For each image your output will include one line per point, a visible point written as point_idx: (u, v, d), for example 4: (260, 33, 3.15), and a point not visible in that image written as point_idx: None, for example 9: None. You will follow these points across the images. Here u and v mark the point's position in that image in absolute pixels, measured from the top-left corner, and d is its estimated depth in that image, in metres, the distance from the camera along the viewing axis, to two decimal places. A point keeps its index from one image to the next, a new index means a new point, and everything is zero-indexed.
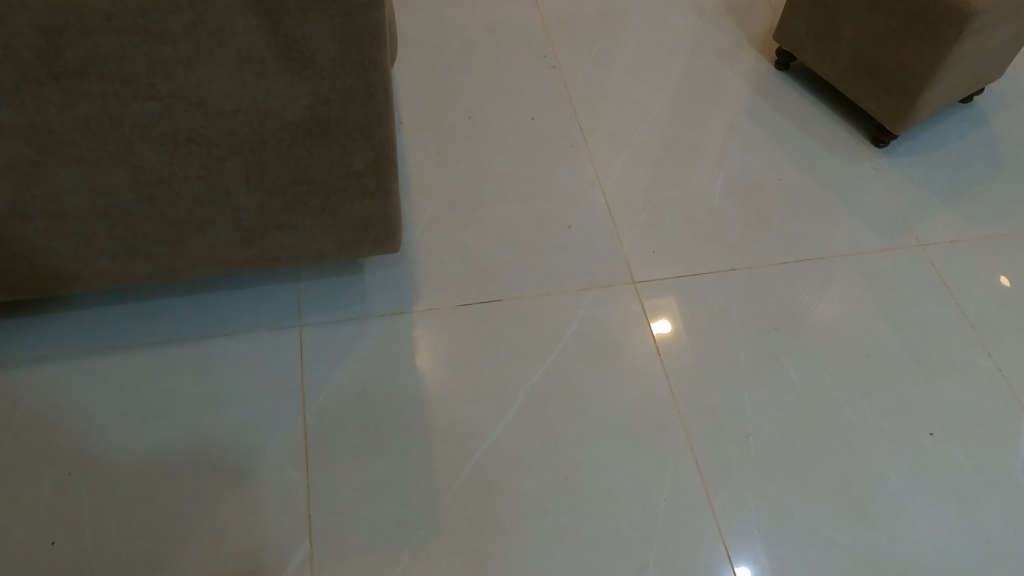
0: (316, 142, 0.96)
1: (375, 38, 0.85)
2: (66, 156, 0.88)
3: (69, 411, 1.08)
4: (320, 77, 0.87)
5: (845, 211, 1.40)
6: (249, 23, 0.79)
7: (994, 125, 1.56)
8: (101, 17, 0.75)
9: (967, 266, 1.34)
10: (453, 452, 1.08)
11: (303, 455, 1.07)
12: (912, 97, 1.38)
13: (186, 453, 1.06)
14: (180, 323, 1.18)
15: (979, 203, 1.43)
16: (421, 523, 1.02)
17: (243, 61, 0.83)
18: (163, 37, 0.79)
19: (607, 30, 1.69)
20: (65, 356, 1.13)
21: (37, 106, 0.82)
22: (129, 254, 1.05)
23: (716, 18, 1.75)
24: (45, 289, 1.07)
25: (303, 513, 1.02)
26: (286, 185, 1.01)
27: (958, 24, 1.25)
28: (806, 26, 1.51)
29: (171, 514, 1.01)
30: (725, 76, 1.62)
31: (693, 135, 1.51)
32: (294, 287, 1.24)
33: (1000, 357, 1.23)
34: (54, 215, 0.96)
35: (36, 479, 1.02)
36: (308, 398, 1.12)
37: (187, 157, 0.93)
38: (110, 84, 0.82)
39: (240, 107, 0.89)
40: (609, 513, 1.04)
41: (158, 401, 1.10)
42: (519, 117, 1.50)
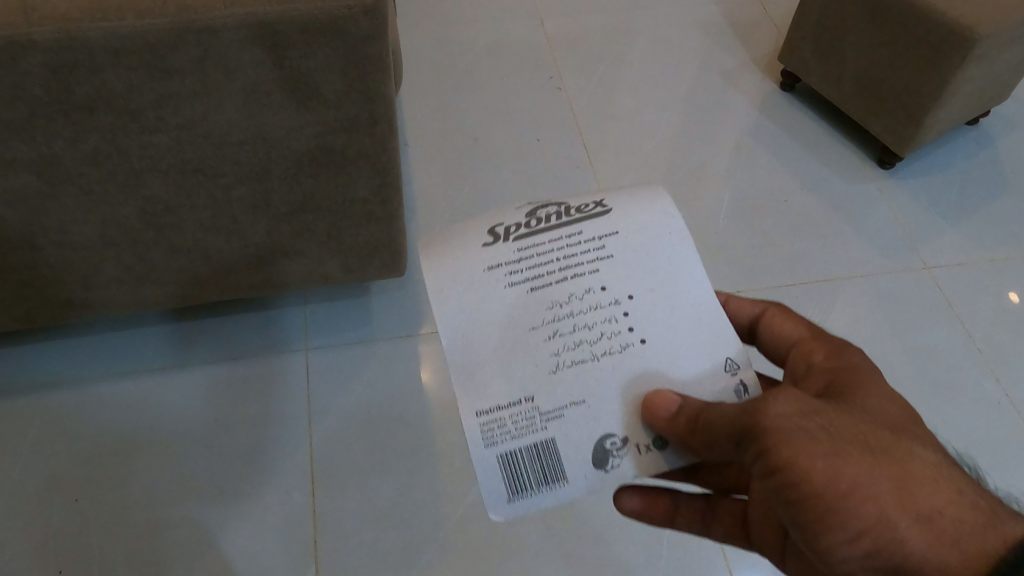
0: (321, 171, 0.97)
1: (378, 69, 0.86)
2: (75, 189, 0.90)
3: (78, 437, 1.09)
4: (325, 107, 0.89)
5: (852, 233, 1.40)
6: (256, 56, 0.81)
7: (998, 146, 1.56)
8: (110, 55, 0.76)
9: (975, 288, 1.33)
10: (458, 476, 1.09)
11: (309, 481, 1.08)
12: (917, 120, 1.38)
13: (193, 477, 1.07)
14: (187, 346, 1.19)
15: (984, 225, 1.43)
16: (426, 547, 1.03)
17: (249, 93, 0.84)
18: (170, 72, 0.80)
19: (612, 51, 1.70)
20: (72, 382, 1.15)
21: (46, 139, 0.83)
22: (138, 282, 1.06)
23: (721, 38, 1.75)
24: (55, 318, 1.08)
25: (309, 539, 1.03)
26: (292, 214, 1.02)
27: (962, 48, 1.25)
28: (810, 47, 1.51)
29: (177, 540, 1.02)
30: (731, 96, 1.63)
31: (699, 155, 1.51)
32: (300, 310, 1.25)
33: (1007, 382, 1.22)
34: (63, 245, 0.97)
35: (45, 506, 1.03)
36: (314, 423, 1.13)
37: (193, 188, 0.94)
38: (119, 118, 0.83)
39: (246, 138, 0.90)
40: (615, 539, 1.06)
41: (165, 425, 1.11)
42: (524, 138, 1.51)
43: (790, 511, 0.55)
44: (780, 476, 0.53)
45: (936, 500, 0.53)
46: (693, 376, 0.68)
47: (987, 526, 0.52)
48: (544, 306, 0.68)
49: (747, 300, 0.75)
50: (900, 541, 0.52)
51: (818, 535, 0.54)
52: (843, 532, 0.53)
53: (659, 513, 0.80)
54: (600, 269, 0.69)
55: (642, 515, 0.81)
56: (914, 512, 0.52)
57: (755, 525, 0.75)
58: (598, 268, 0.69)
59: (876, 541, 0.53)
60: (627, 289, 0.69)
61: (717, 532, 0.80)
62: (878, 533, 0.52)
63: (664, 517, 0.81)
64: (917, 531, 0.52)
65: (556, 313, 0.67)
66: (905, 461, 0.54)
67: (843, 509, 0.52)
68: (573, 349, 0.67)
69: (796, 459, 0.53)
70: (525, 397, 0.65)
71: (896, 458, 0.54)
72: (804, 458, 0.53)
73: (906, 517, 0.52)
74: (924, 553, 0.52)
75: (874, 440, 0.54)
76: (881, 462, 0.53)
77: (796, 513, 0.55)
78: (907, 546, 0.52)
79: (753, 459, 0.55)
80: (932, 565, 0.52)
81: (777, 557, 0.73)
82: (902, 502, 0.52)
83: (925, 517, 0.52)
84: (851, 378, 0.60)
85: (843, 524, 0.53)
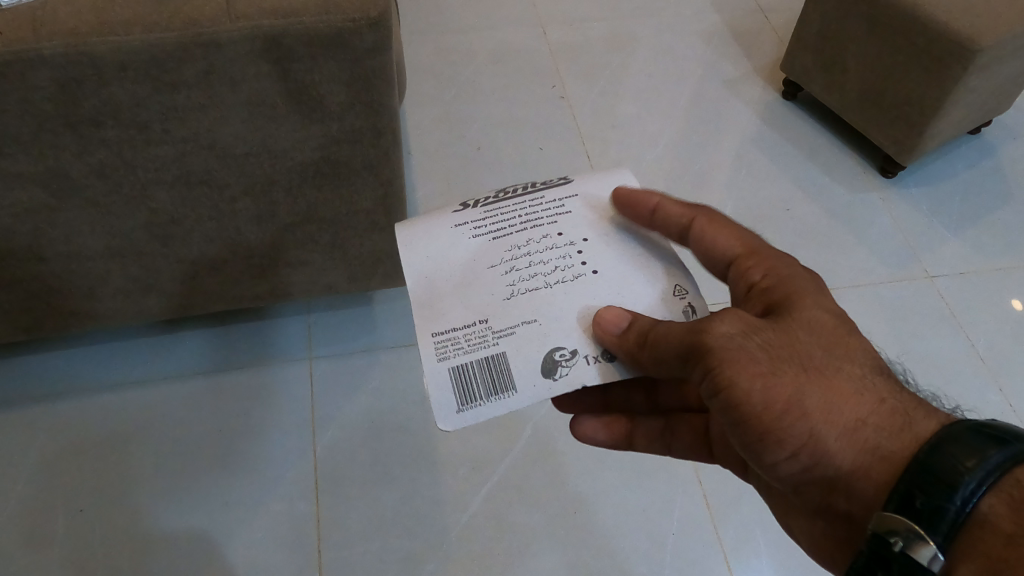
0: (325, 182, 0.98)
1: (381, 81, 0.87)
2: (82, 201, 0.90)
3: (83, 446, 1.10)
4: (329, 119, 0.89)
5: (855, 242, 1.40)
6: (261, 69, 0.81)
7: (1000, 156, 1.56)
8: (117, 69, 0.77)
9: (977, 298, 1.34)
10: (461, 485, 1.09)
11: (313, 491, 1.08)
12: (918, 129, 1.38)
13: (198, 487, 1.07)
14: (192, 355, 1.20)
15: (986, 235, 1.43)
16: (429, 558, 1.03)
17: (254, 106, 0.85)
18: (176, 85, 0.80)
19: (614, 60, 1.70)
20: (77, 393, 1.15)
21: (54, 153, 0.83)
22: (143, 293, 1.07)
23: (723, 47, 1.76)
24: (61, 328, 1.09)
25: (313, 550, 1.03)
26: (296, 224, 1.03)
27: (962, 59, 1.26)
28: (811, 57, 1.52)
29: (182, 550, 1.03)
30: (733, 105, 1.63)
31: (702, 164, 1.51)
32: (304, 319, 1.25)
33: (1011, 392, 1.22)
34: (69, 256, 0.97)
35: (49, 516, 1.04)
36: (318, 433, 1.13)
37: (199, 200, 0.94)
38: (125, 131, 0.83)
39: (251, 150, 0.90)
40: (618, 549, 1.06)
41: (169, 435, 1.11)
42: (528, 148, 1.51)
43: (734, 431, 0.57)
44: (724, 399, 0.55)
45: (864, 410, 0.54)
46: (644, 310, 0.63)
47: (909, 426, 0.53)
48: (503, 247, 0.65)
49: (675, 205, 0.65)
50: (832, 455, 0.55)
51: (762, 451, 0.57)
52: (783, 448, 0.56)
53: (614, 436, 0.77)
54: (560, 221, 0.67)
55: (600, 442, 0.78)
56: (845, 423, 0.54)
57: (718, 445, 0.72)
58: (557, 220, 0.67)
59: (811, 455, 0.56)
60: (584, 234, 0.66)
61: (675, 449, 0.76)
62: (812, 448, 0.55)
63: (619, 442, 0.78)
64: (846, 443, 0.54)
65: (514, 255, 0.65)
66: (835, 378, 0.55)
67: (780, 426, 0.55)
68: (528, 281, 0.64)
69: (735, 379, 0.54)
70: (480, 320, 0.62)
71: (825, 375, 0.55)
72: (742, 379, 0.54)
73: (832, 431, 0.54)
74: (852, 462, 0.54)
75: (809, 357, 0.56)
76: (812, 379, 0.55)
77: (738, 432, 0.57)
78: (837, 457, 0.55)
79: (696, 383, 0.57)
80: (861, 474, 0.54)
81: (743, 474, 0.71)
82: (832, 415, 0.54)
83: (850, 427, 0.54)
84: (784, 289, 0.60)
85: (781, 441, 0.55)
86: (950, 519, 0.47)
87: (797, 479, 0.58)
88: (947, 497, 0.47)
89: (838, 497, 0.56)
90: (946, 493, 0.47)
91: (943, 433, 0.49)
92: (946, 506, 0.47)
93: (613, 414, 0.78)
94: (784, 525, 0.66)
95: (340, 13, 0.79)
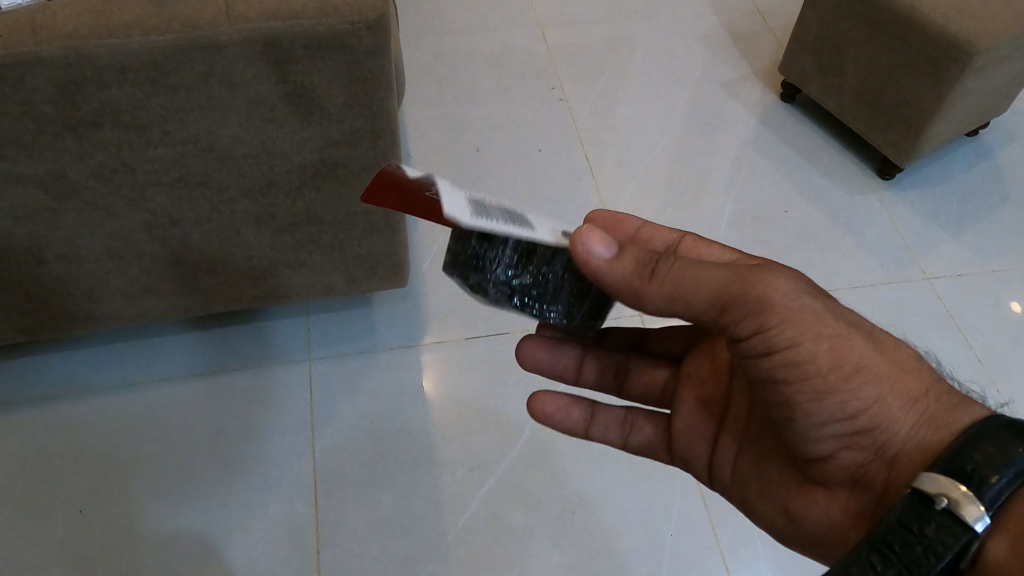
0: (324, 184, 0.98)
1: (380, 83, 0.87)
2: (82, 203, 0.90)
3: (82, 448, 1.10)
4: (329, 121, 0.89)
5: (853, 244, 1.41)
6: (260, 71, 0.81)
7: (998, 158, 1.57)
8: (116, 71, 0.77)
9: (975, 300, 1.34)
10: (460, 486, 1.10)
11: (312, 492, 1.08)
12: (916, 131, 1.39)
13: (197, 488, 1.08)
14: (192, 356, 1.20)
15: (984, 237, 1.43)
16: (428, 559, 1.03)
17: (254, 108, 0.85)
18: (176, 87, 0.80)
19: (613, 62, 1.71)
20: (77, 394, 1.15)
21: (54, 155, 0.84)
22: (143, 294, 1.07)
23: (721, 49, 1.76)
24: (60, 330, 1.09)
25: (312, 551, 1.03)
26: (296, 226, 1.03)
27: (960, 61, 1.26)
28: (810, 59, 1.52)
29: (181, 552, 1.03)
30: (732, 107, 1.63)
31: (701, 166, 1.51)
32: (303, 320, 1.25)
33: (1009, 394, 1.22)
34: (69, 258, 0.98)
35: (49, 518, 1.04)
36: (318, 434, 1.13)
37: (198, 201, 0.95)
38: (125, 133, 0.84)
39: (251, 152, 0.90)
40: (616, 549, 1.06)
41: (168, 437, 1.11)
42: (526, 149, 1.51)
43: (785, 393, 0.58)
44: (787, 355, 0.55)
45: (919, 384, 0.58)
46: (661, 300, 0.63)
47: (959, 404, 0.57)
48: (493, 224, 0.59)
49: (665, 230, 0.76)
50: (891, 418, 0.57)
51: (811, 412, 0.57)
52: (838, 409, 0.57)
53: (572, 419, 0.78)
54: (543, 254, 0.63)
55: (555, 419, 0.78)
56: (901, 393, 0.57)
57: (681, 439, 0.75)
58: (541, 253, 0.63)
59: (866, 419, 0.57)
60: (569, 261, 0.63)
61: (631, 443, 0.79)
62: (869, 410, 0.57)
63: (575, 425, 0.78)
64: (904, 413, 0.57)
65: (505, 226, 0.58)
66: (891, 353, 0.58)
67: (842, 385, 0.56)
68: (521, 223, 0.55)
69: (807, 334, 0.55)
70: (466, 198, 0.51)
71: (881, 348, 0.58)
72: (812, 338, 0.55)
73: (896, 396, 0.57)
74: (908, 431, 0.57)
75: (867, 331, 0.58)
76: (869, 348, 0.58)
77: (791, 392, 0.57)
78: (893, 421, 0.57)
79: (746, 347, 0.56)
80: (913, 440, 0.57)
81: (703, 472, 0.74)
82: (891, 382, 0.57)
83: (910, 399, 0.57)
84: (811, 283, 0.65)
85: (841, 400, 0.56)
86: (999, 489, 0.48)
87: (838, 443, 0.59)
88: (1000, 469, 0.49)
89: (880, 463, 0.58)
90: (1001, 465, 0.49)
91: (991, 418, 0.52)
92: (998, 477, 0.49)
93: (576, 396, 0.78)
94: (775, 514, 0.66)
95: (339, 16, 0.79)
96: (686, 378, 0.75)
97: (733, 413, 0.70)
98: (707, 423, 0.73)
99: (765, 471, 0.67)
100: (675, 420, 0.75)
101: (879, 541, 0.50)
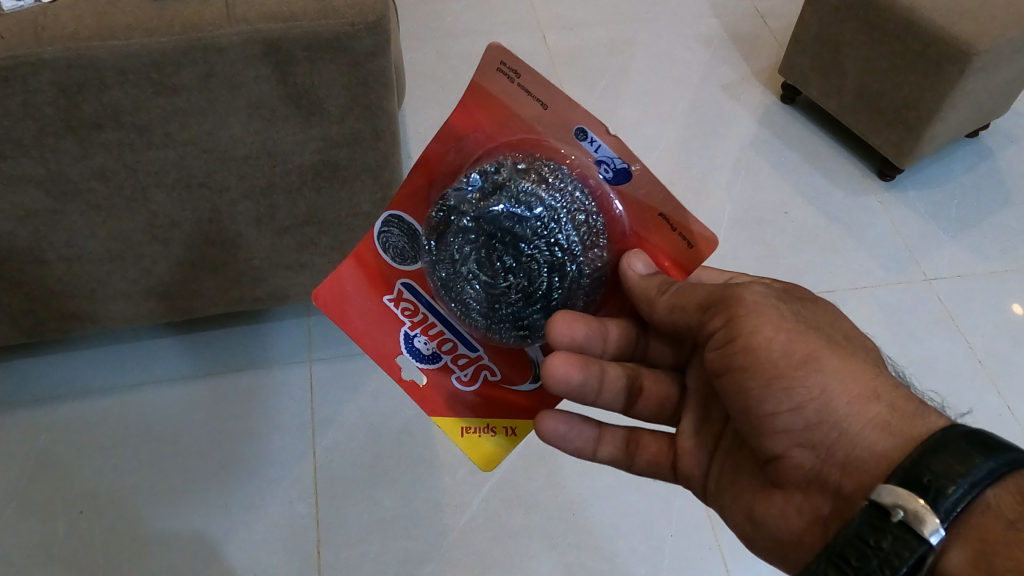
0: (324, 185, 0.98)
1: (380, 84, 0.87)
2: (83, 204, 0.91)
3: (83, 449, 1.10)
4: (329, 122, 0.90)
5: (853, 245, 1.41)
6: (260, 72, 0.82)
7: (998, 160, 1.57)
8: (118, 73, 0.77)
9: (975, 301, 1.34)
10: (460, 487, 1.10)
11: (313, 493, 1.08)
12: (916, 132, 1.39)
13: (196, 489, 1.08)
14: (192, 358, 1.20)
15: (984, 238, 1.43)
16: (428, 559, 1.04)
17: (254, 109, 0.85)
18: (176, 89, 0.81)
19: (614, 64, 1.71)
20: (77, 395, 1.16)
21: (55, 156, 0.84)
22: (144, 296, 1.07)
23: (722, 51, 1.76)
24: (62, 331, 1.10)
25: (312, 552, 1.03)
26: (296, 227, 1.03)
27: (959, 62, 1.27)
28: (810, 61, 1.52)
29: (181, 553, 1.03)
30: (732, 109, 1.64)
31: (701, 167, 1.52)
32: (304, 321, 1.25)
33: (1009, 395, 1.22)
34: (71, 259, 0.98)
35: (50, 518, 1.05)
36: (318, 435, 1.13)
37: (198, 202, 0.95)
38: (126, 134, 0.84)
39: (251, 153, 0.91)
40: (615, 550, 1.06)
41: (168, 438, 1.12)
42: None
43: (736, 382, 0.55)
44: (739, 343, 0.54)
45: (873, 385, 0.53)
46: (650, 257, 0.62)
47: (916, 413, 0.51)
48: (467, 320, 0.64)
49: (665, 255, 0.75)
50: (839, 414, 0.52)
51: (760, 402, 0.53)
52: (785, 400, 0.52)
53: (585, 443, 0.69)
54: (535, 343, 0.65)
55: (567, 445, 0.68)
56: (853, 391, 0.52)
57: (683, 457, 0.67)
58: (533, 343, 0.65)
59: (814, 412, 0.52)
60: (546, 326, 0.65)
61: (638, 462, 0.71)
62: (818, 404, 0.52)
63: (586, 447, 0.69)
64: (854, 409, 0.52)
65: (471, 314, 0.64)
66: (850, 355, 0.54)
67: (792, 375, 0.52)
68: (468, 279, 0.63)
69: (760, 323, 0.54)
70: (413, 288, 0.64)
71: (842, 349, 0.54)
72: (767, 328, 0.53)
73: (845, 393, 0.52)
74: (860, 431, 0.51)
75: (835, 332, 0.56)
76: (827, 344, 0.54)
77: (741, 378, 0.54)
78: (842, 419, 0.52)
79: (712, 337, 0.56)
80: (866, 443, 0.51)
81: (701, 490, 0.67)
82: (843, 378, 0.52)
83: (862, 397, 0.52)
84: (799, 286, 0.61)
85: (788, 389, 0.52)
86: (955, 500, 0.44)
87: (790, 440, 0.54)
88: (953, 479, 0.44)
89: (834, 467, 0.52)
90: (958, 473, 0.44)
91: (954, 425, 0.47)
92: (954, 487, 0.44)
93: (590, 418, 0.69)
94: (749, 528, 0.61)
95: (339, 18, 0.79)
96: (693, 395, 0.67)
97: (727, 435, 0.64)
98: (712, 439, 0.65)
99: (739, 483, 0.62)
100: (680, 437, 0.67)
101: (835, 555, 0.47)
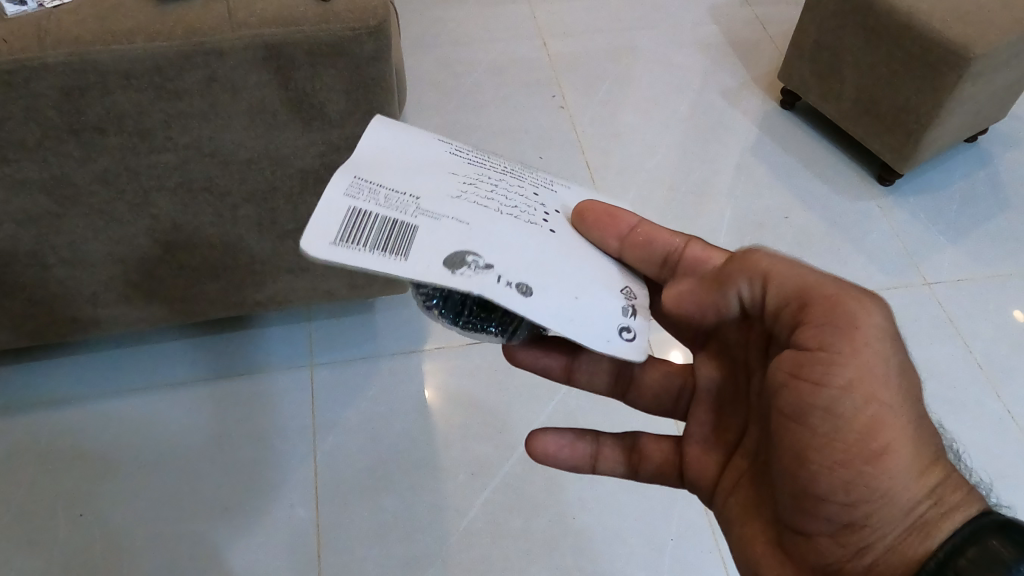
0: (325, 189, 0.98)
1: (380, 89, 0.88)
2: (86, 208, 0.91)
3: (83, 452, 1.11)
4: (329, 127, 0.90)
5: (852, 250, 1.41)
6: (262, 77, 0.82)
7: (996, 165, 1.57)
8: (121, 77, 0.78)
9: (975, 306, 1.34)
10: (461, 491, 1.10)
11: (314, 497, 1.08)
12: (914, 138, 1.39)
13: (197, 493, 1.08)
14: (194, 363, 1.20)
15: (982, 243, 1.44)
16: (428, 563, 1.04)
17: (256, 113, 0.86)
18: (179, 94, 0.81)
19: (613, 71, 1.72)
20: (77, 400, 1.16)
21: (58, 160, 0.85)
22: (145, 300, 1.08)
23: (721, 58, 1.77)
24: (62, 335, 1.10)
25: (313, 556, 1.03)
26: (297, 231, 1.04)
27: (958, 67, 1.27)
28: (808, 68, 1.53)
29: (180, 555, 1.03)
30: (732, 115, 1.64)
31: (701, 173, 1.52)
32: (305, 326, 1.25)
33: (1008, 399, 1.22)
34: (73, 264, 0.99)
35: (50, 521, 1.05)
36: (319, 439, 1.14)
37: (200, 206, 0.95)
38: (129, 138, 0.84)
39: (253, 157, 0.91)
40: (614, 553, 1.06)
41: (169, 442, 1.12)
42: (529, 157, 1.52)
43: (800, 450, 0.54)
44: (818, 408, 0.53)
45: (935, 487, 0.53)
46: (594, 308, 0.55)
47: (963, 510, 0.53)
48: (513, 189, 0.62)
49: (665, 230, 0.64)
50: (886, 518, 0.53)
51: (816, 483, 0.54)
52: (841, 491, 0.53)
53: (579, 458, 0.74)
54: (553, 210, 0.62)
55: (561, 458, 0.73)
56: (914, 489, 0.53)
57: (691, 466, 0.69)
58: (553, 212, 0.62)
59: (864, 511, 0.54)
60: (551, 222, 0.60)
61: (642, 474, 0.74)
62: (874, 504, 0.53)
63: (582, 460, 0.74)
64: (904, 517, 0.53)
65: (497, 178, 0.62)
66: (926, 446, 0.54)
67: (858, 465, 0.52)
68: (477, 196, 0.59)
69: (853, 392, 0.52)
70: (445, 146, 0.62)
71: (921, 438, 0.54)
72: (855, 399, 0.52)
73: (905, 498, 0.53)
74: (899, 537, 0.53)
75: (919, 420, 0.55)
76: (910, 435, 0.53)
77: (810, 449, 0.54)
78: (889, 524, 0.53)
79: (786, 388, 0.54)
80: (899, 549, 0.53)
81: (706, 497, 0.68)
82: (910, 479, 0.53)
83: (915, 502, 0.53)
84: None
85: (852, 479, 0.53)
86: None
87: (829, 527, 0.55)
88: None
89: (857, 564, 0.55)
90: None
91: (974, 524, 0.51)
92: None
93: (578, 431, 0.74)
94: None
95: (340, 22, 0.80)
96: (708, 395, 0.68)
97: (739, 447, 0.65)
98: (714, 465, 0.67)
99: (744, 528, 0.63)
100: (688, 443, 0.70)
101: None
